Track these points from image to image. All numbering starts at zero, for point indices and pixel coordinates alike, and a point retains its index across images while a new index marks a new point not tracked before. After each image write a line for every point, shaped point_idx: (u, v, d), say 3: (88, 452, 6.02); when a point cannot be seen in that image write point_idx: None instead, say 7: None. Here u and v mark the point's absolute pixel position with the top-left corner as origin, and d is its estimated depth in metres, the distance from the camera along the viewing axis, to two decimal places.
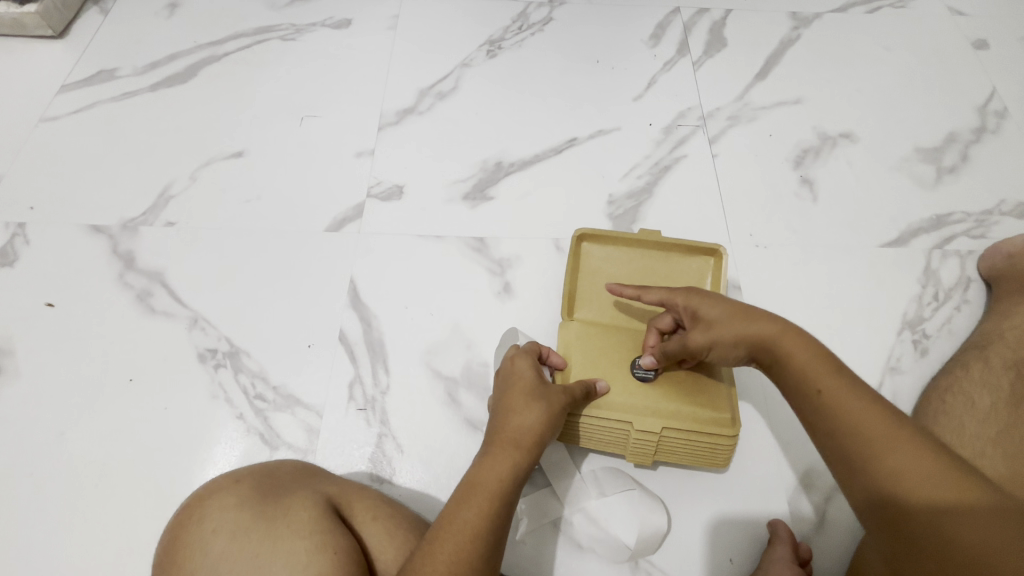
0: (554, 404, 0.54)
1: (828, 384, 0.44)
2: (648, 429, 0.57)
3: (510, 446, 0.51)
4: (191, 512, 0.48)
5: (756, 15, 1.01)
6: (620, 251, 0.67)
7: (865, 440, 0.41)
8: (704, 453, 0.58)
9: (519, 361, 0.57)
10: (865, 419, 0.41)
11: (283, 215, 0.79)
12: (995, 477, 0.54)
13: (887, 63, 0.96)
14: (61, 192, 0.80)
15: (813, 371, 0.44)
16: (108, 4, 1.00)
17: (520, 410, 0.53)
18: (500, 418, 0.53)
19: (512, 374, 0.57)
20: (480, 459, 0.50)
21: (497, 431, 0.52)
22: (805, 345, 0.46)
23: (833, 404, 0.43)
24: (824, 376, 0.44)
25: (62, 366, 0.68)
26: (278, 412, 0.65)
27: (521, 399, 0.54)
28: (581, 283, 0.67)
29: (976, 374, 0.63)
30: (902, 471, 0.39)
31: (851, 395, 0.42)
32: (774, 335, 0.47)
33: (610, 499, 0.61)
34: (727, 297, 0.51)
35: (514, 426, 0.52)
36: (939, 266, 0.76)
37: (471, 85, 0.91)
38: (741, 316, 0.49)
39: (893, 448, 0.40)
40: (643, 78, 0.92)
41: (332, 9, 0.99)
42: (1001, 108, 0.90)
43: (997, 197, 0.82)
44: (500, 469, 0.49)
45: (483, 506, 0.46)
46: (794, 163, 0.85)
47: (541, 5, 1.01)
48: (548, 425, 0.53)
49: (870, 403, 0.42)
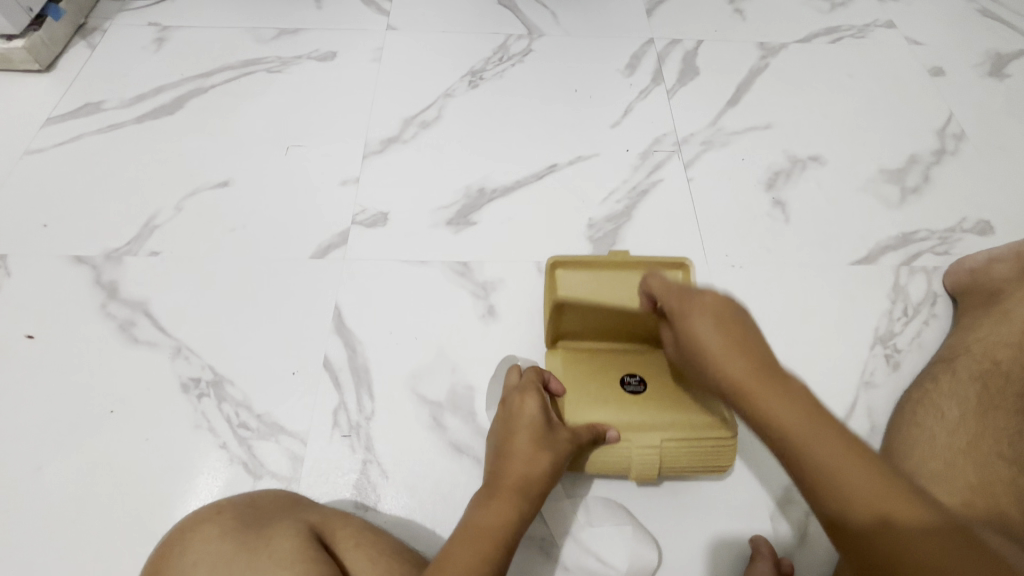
0: (560, 453, 0.55)
1: (770, 395, 0.43)
2: (648, 445, 0.59)
3: (517, 493, 0.52)
4: (175, 543, 0.47)
5: (726, 45, 1.06)
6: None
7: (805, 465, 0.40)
8: (707, 458, 0.60)
9: (528, 401, 0.57)
10: (818, 441, 0.40)
11: (270, 242, 0.80)
12: (966, 487, 0.57)
13: (850, 89, 1.01)
14: (45, 224, 0.81)
15: (748, 384, 0.44)
16: (95, 39, 1.02)
17: (528, 457, 0.54)
18: (507, 462, 0.54)
19: (519, 414, 0.57)
20: (479, 504, 0.50)
21: (500, 474, 0.53)
22: (789, 396, 0.43)
23: (764, 420, 0.42)
24: (765, 389, 0.43)
25: (41, 399, 0.67)
26: (262, 441, 0.65)
27: (530, 445, 0.54)
28: (562, 312, 0.66)
29: (946, 387, 0.66)
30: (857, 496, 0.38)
31: (785, 410, 0.42)
32: (754, 385, 0.44)
33: (602, 528, 0.62)
34: (724, 329, 0.47)
35: (521, 473, 0.53)
36: (907, 282, 0.79)
37: (453, 114, 0.94)
38: (730, 353, 0.46)
39: (841, 472, 0.39)
40: (619, 106, 0.96)
41: (317, 42, 1.02)
42: (958, 131, 0.95)
43: (959, 215, 0.85)
44: (505, 515, 0.50)
45: (479, 552, 0.46)
46: (766, 185, 0.88)
47: (520, 37, 1.05)
48: (553, 473, 0.54)
49: (801, 417, 0.41)
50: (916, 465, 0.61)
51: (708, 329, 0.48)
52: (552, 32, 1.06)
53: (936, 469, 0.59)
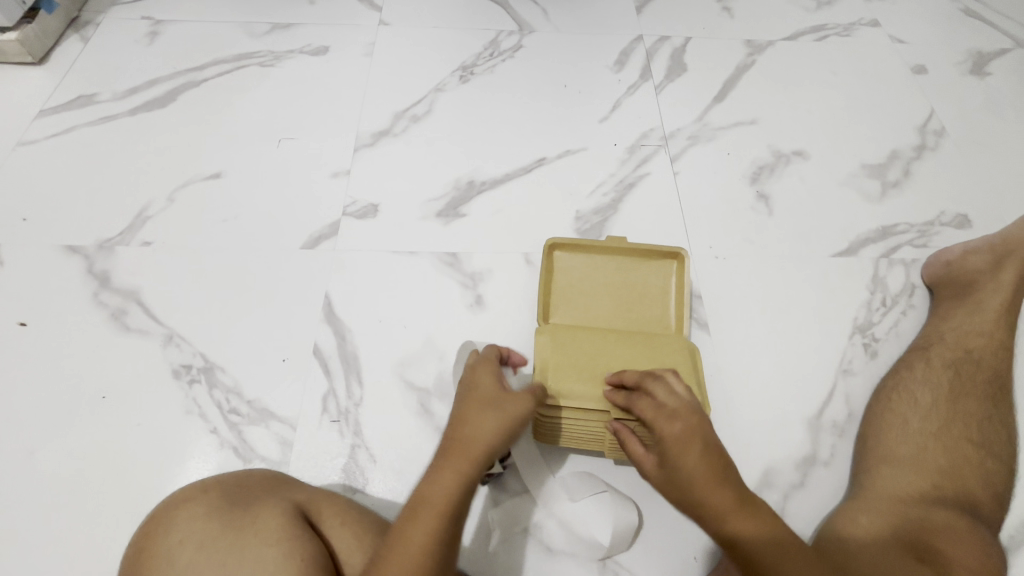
0: (510, 415, 0.51)
1: (689, 453, 0.46)
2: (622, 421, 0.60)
3: (463, 457, 0.47)
4: (161, 521, 0.48)
5: (714, 42, 1.07)
6: (588, 259, 0.72)
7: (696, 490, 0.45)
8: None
9: (479, 371, 0.56)
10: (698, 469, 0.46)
11: (261, 233, 0.81)
12: (936, 469, 0.59)
13: (835, 86, 1.02)
14: (38, 214, 0.81)
15: (675, 442, 0.48)
16: (89, 32, 1.03)
17: (476, 420, 0.50)
18: (453, 429, 0.50)
19: (472, 384, 0.55)
20: (429, 473, 0.46)
21: (450, 442, 0.49)
22: (741, 509, 0.44)
23: (677, 466, 0.47)
24: (686, 449, 0.47)
25: (34, 385, 0.68)
26: (252, 426, 0.66)
27: (478, 409, 0.51)
28: (556, 291, 0.71)
29: (919, 374, 0.68)
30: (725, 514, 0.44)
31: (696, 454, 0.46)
32: (728, 516, 0.44)
33: (582, 502, 0.63)
34: (694, 478, 0.45)
35: (468, 437, 0.49)
36: (886, 274, 0.81)
37: (443, 109, 0.95)
38: (705, 487, 0.45)
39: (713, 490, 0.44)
40: (608, 101, 0.97)
41: (310, 37, 1.03)
42: (939, 127, 0.97)
43: (938, 209, 0.87)
44: (448, 481, 0.45)
45: (432, 523, 0.43)
46: (750, 179, 0.90)
47: (511, 33, 1.06)
48: (503, 438, 0.50)
49: (705, 457, 0.46)
50: (890, 449, 0.62)
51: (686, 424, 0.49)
52: (543, 29, 1.07)
53: (910, 453, 0.61)
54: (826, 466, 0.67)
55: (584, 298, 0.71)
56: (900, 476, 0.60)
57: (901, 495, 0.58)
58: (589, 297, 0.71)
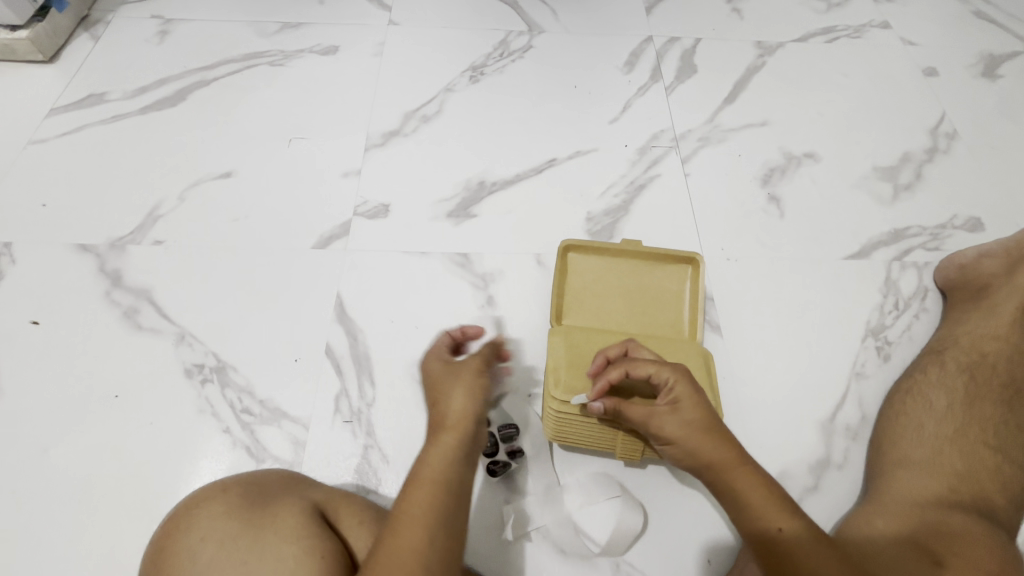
0: (474, 384, 0.53)
1: (716, 444, 0.49)
2: None
3: (447, 432, 0.49)
4: (180, 520, 0.48)
5: (724, 43, 1.07)
6: (602, 261, 0.72)
7: (719, 475, 0.48)
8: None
9: (431, 360, 0.58)
10: (719, 456, 0.49)
11: (273, 232, 0.81)
12: (953, 473, 0.58)
13: (845, 88, 1.02)
14: (49, 213, 0.81)
15: (700, 430, 0.50)
16: (98, 31, 1.03)
17: (448, 398, 0.52)
18: (432, 411, 0.52)
19: (429, 371, 0.57)
20: (423, 450, 0.47)
21: (438, 420, 0.50)
22: (743, 461, 0.48)
23: (702, 455, 0.49)
24: (711, 438, 0.49)
25: (46, 384, 0.68)
26: (264, 426, 0.66)
27: (444, 389, 0.53)
28: (569, 293, 0.71)
29: (934, 377, 0.68)
30: (753, 502, 0.46)
31: (717, 443, 0.49)
32: (727, 467, 0.48)
33: (590, 504, 0.64)
34: (701, 425, 0.50)
35: (446, 412, 0.51)
36: (898, 277, 0.81)
37: (454, 109, 0.95)
38: (710, 439, 0.49)
39: (736, 476, 0.47)
40: (618, 102, 0.97)
41: (319, 37, 1.03)
42: (951, 130, 0.96)
43: (950, 212, 0.87)
44: (438, 456, 0.46)
45: (431, 497, 0.43)
46: (762, 181, 0.89)
47: (521, 33, 1.06)
48: (479, 405, 0.52)
49: (723, 445, 0.49)
50: (905, 453, 0.62)
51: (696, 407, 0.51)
52: (553, 29, 1.07)
53: (925, 457, 0.61)
54: (839, 469, 0.67)
55: (598, 299, 0.70)
56: (917, 481, 0.59)
57: (919, 500, 0.57)
58: (602, 299, 0.71)
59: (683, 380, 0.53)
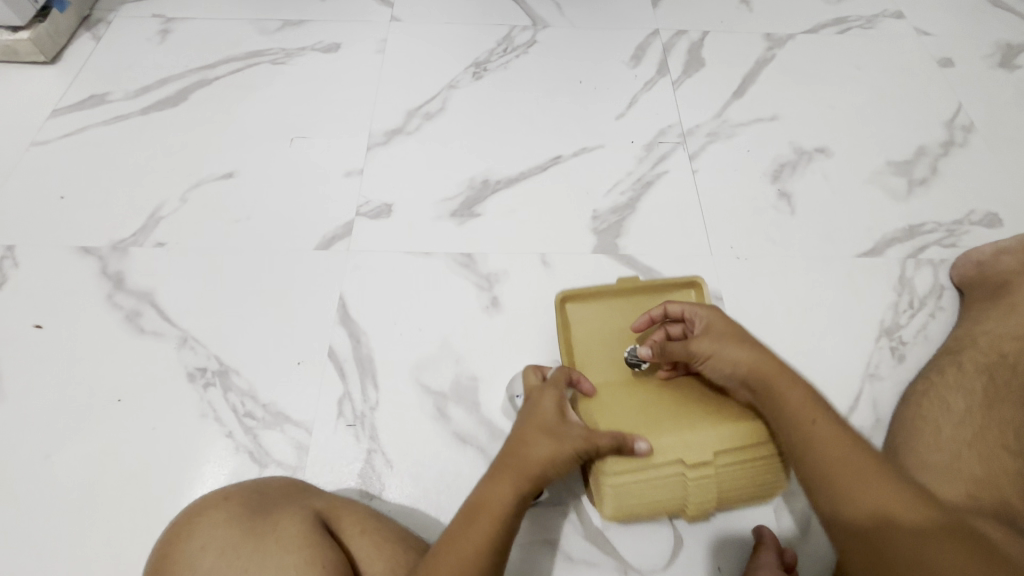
0: (571, 443, 0.52)
1: (800, 400, 0.50)
2: (701, 462, 0.56)
3: (518, 475, 0.50)
4: (182, 527, 0.48)
5: (732, 36, 1.05)
6: (598, 303, 0.69)
7: (816, 441, 0.47)
8: (755, 475, 0.57)
9: (544, 394, 0.56)
10: (809, 416, 0.48)
11: (275, 233, 0.80)
12: (972, 479, 0.57)
13: (858, 80, 1.00)
14: (52, 215, 0.81)
15: (785, 389, 0.51)
16: (100, 31, 1.02)
17: (533, 442, 0.52)
18: (513, 445, 0.52)
19: (534, 406, 0.56)
20: (488, 486, 0.49)
21: (513, 457, 0.51)
22: (795, 382, 0.51)
23: (796, 417, 0.49)
24: (796, 394, 0.50)
25: (50, 388, 0.68)
26: (268, 430, 0.65)
27: (537, 431, 0.53)
28: (578, 348, 0.67)
29: (951, 379, 0.66)
30: (853, 469, 0.45)
31: (806, 404, 0.49)
32: (822, 430, 0.47)
33: None
34: (734, 339, 0.55)
35: (524, 456, 0.51)
36: (913, 275, 0.79)
37: (457, 106, 0.94)
38: (787, 389, 0.51)
39: (829, 440, 0.46)
40: (625, 97, 0.95)
41: (321, 34, 1.02)
42: (967, 122, 0.94)
43: (967, 207, 0.85)
44: (500, 497, 0.49)
45: (484, 535, 0.47)
46: (772, 177, 0.87)
47: (525, 28, 1.04)
48: (560, 463, 0.52)
49: (812, 404, 0.49)
50: (921, 457, 0.61)
51: (737, 345, 0.54)
52: (557, 23, 1.05)
53: (942, 461, 0.59)
54: None
55: (607, 348, 0.67)
56: (933, 484, 0.58)
57: None
58: (608, 346, 0.67)
59: (722, 317, 0.58)
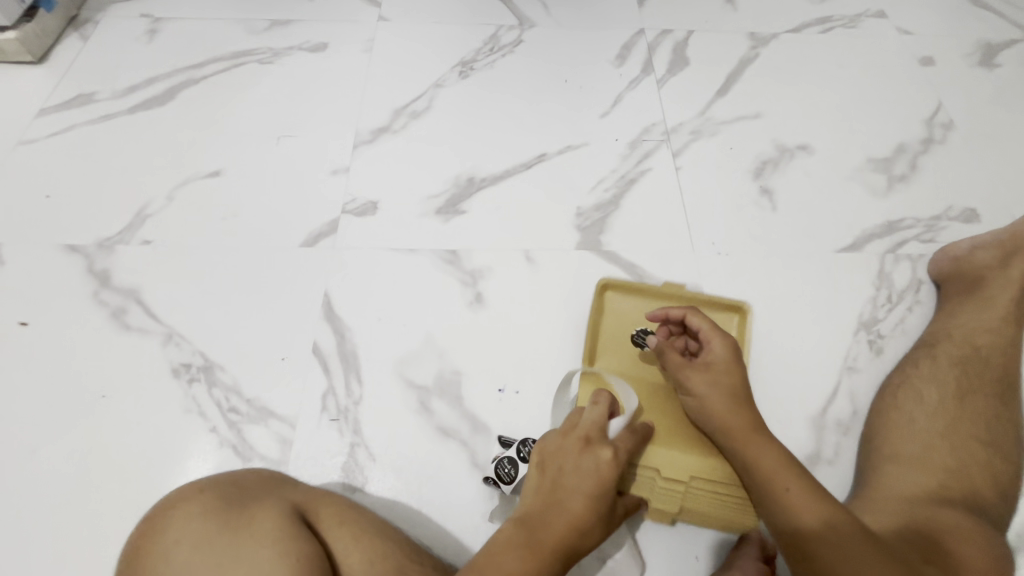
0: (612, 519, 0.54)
1: (737, 424, 0.57)
2: (676, 478, 0.61)
3: (563, 553, 0.49)
4: (157, 520, 0.48)
5: (716, 35, 1.06)
6: (641, 302, 0.72)
7: (751, 459, 0.55)
8: (719, 509, 0.61)
9: (607, 454, 0.55)
10: (746, 437, 0.56)
11: (261, 230, 0.81)
12: (942, 469, 0.58)
13: (840, 78, 1.01)
14: (38, 213, 0.81)
15: (730, 416, 0.57)
16: (88, 30, 1.03)
17: (587, 516, 0.51)
18: (561, 514, 0.51)
19: (592, 464, 0.54)
20: (532, 559, 0.47)
21: (563, 530, 0.50)
22: (740, 409, 0.58)
23: (736, 437, 0.56)
24: (734, 418, 0.57)
25: (35, 384, 0.68)
26: (252, 424, 0.66)
27: (594, 503, 0.52)
28: (606, 334, 0.71)
29: (925, 372, 0.67)
30: (777, 483, 0.52)
31: (741, 426, 0.56)
32: (751, 446, 0.55)
33: None
34: (726, 390, 0.59)
35: (575, 530, 0.50)
36: (892, 269, 0.80)
37: (443, 104, 0.95)
38: (736, 417, 0.57)
39: (755, 453, 0.55)
40: (609, 96, 0.96)
41: (309, 34, 1.03)
42: (947, 120, 0.95)
43: (945, 204, 0.86)
44: (540, 572, 0.47)
45: None
46: (754, 174, 0.89)
47: (511, 28, 1.05)
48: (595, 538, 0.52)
49: (748, 426, 0.56)
50: (897, 448, 0.62)
51: (720, 388, 0.59)
52: (543, 23, 1.06)
53: (916, 452, 0.60)
54: (830, 464, 0.66)
55: (633, 343, 0.70)
56: (906, 475, 0.59)
57: (908, 495, 0.57)
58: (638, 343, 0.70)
59: (729, 354, 0.61)
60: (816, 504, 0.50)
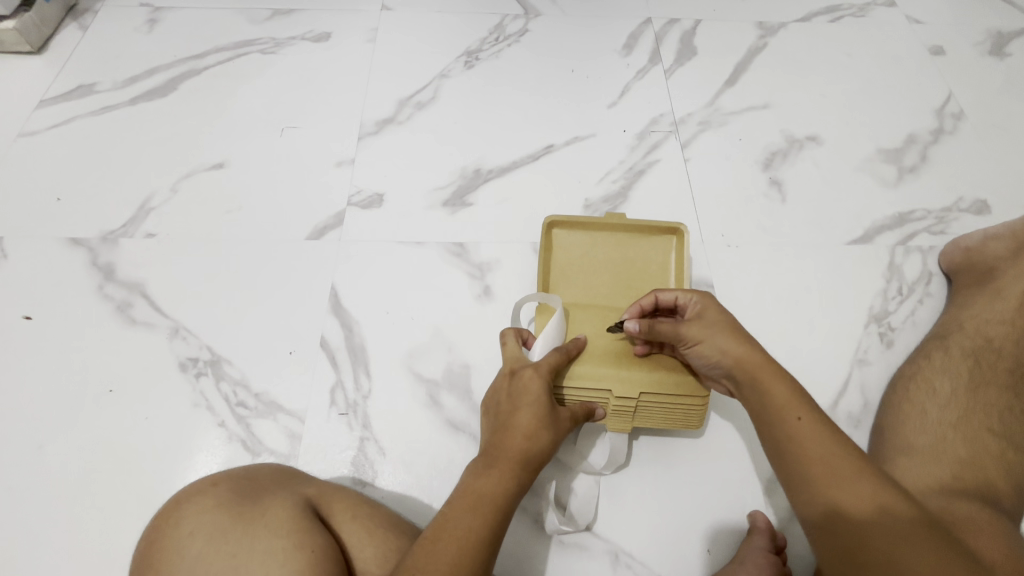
0: (562, 430, 0.55)
1: (781, 391, 0.48)
2: (627, 395, 0.59)
3: (514, 465, 0.50)
4: (170, 514, 0.48)
5: (724, 24, 1.05)
6: (588, 235, 0.70)
7: (792, 433, 0.46)
8: (677, 416, 0.61)
9: (532, 379, 0.55)
10: (788, 407, 0.47)
11: (266, 223, 0.80)
12: (956, 460, 0.58)
13: (849, 68, 1.00)
14: (40, 206, 0.80)
15: (768, 383, 0.49)
16: (87, 20, 1.01)
17: (526, 432, 0.52)
18: (503, 434, 0.52)
19: (522, 390, 0.55)
20: (481, 475, 0.49)
21: (507, 449, 0.51)
22: (779, 373, 0.49)
23: (776, 409, 0.48)
24: (777, 386, 0.48)
25: (42, 378, 0.68)
26: (260, 419, 0.65)
27: (531, 420, 0.52)
28: (556, 270, 0.69)
29: (937, 363, 0.66)
30: (823, 463, 0.44)
31: (784, 395, 0.48)
32: (789, 414, 0.47)
33: (612, 496, 0.64)
34: (726, 328, 0.53)
35: (519, 444, 0.51)
36: (902, 261, 0.79)
37: (449, 95, 0.93)
38: (768, 378, 0.49)
39: (798, 426, 0.46)
40: (616, 86, 0.95)
41: (311, 23, 1.01)
42: (957, 110, 0.94)
43: (956, 195, 0.85)
44: (497, 484, 0.48)
45: (479, 524, 0.46)
46: (763, 165, 0.88)
47: (517, 17, 1.03)
48: (550, 451, 0.53)
49: (790, 395, 0.48)
50: (908, 439, 0.61)
51: (720, 330, 0.53)
52: (549, 12, 1.05)
53: (929, 443, 0.60)
54: None
55: (583, 275, 0.69)
56: (919, 466, 0.58)
57: (923, 486, 0.56)
58: (588, 273, 0.69)
59: (705, 295, 0.57)
60: (871, 494, 0.42)
